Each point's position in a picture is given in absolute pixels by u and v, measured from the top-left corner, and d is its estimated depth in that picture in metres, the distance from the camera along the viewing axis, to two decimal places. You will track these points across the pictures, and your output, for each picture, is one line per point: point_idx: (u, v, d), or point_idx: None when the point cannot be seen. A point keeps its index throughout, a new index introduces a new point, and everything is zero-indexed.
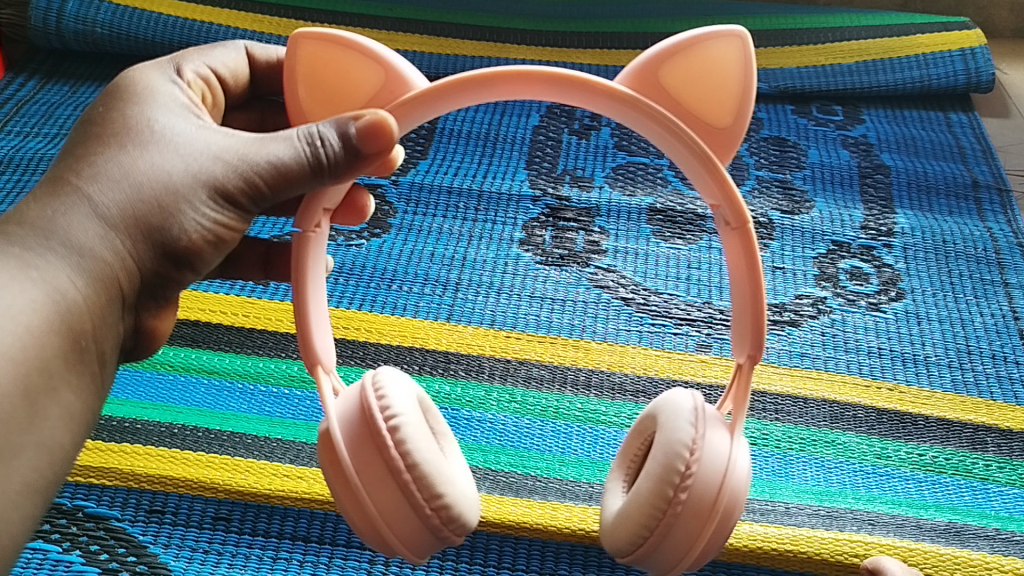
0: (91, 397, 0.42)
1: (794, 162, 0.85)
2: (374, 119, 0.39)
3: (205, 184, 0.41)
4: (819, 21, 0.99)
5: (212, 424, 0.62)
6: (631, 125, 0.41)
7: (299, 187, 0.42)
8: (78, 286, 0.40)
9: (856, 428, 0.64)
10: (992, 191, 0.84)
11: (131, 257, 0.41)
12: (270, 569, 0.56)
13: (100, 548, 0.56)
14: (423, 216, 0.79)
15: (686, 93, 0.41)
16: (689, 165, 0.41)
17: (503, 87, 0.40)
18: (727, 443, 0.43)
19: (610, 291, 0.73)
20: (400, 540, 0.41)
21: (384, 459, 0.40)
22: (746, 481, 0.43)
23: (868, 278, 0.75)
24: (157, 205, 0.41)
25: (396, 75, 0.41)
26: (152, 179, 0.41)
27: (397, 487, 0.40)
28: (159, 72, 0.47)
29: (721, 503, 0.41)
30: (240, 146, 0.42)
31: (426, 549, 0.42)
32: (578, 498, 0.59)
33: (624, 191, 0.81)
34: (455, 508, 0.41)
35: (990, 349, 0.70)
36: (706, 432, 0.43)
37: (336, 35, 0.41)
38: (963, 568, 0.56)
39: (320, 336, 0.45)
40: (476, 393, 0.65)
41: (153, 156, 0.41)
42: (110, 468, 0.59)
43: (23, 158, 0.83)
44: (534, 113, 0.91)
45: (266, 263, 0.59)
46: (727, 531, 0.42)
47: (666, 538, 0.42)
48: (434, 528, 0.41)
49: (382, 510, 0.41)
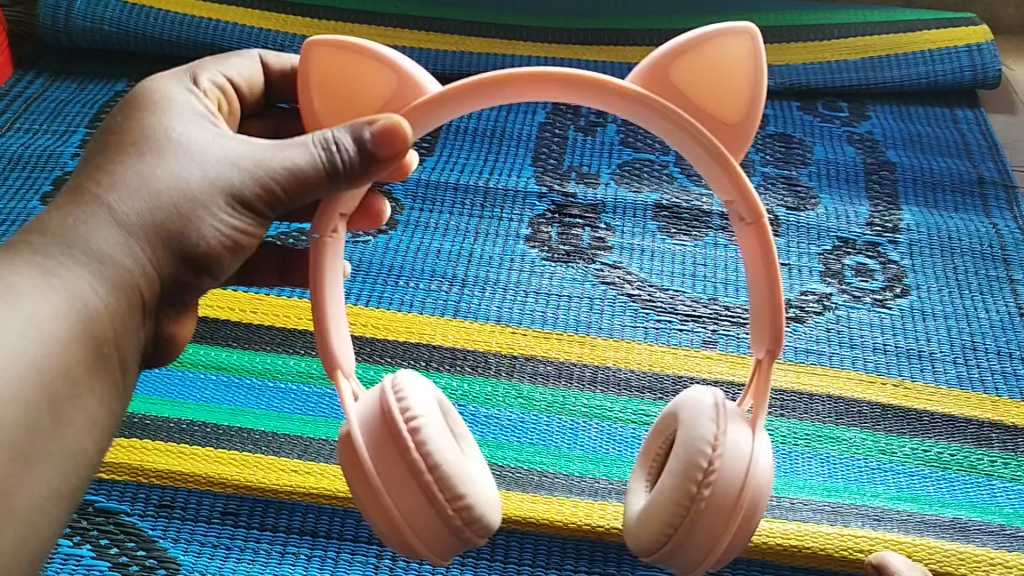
0: (112, 402, 0.42)
1: (800, 159, 0.85)
2: (387, 123, 0.39)
3: (223, 191, 0.42)
4: (825, 17, 0.99)
5: (221, 419, 0.63)
6: (645, 125, 0.41)
7: (315, 193, 0.42)
8: (99, 294, 0.40)
9: (861, 423, 0.64)
10: (999, 187, 0.84)
11: (151, 264, 0.42)
12: (278, 563, 0.56)
13: (111, 543, 0.56)
14: (429, 213, 0.79)
15: (696, 91, 0.41)
16: (707, 165, 0.41)
17: (516, 90, 0.39)
18: (749, 440, 0.43)
19: (616, 287, 0.73)
20: (423, 543, 0.42)
21: (406, 461, 0.40)
22: (768, 478, 0.43)
23: (873, 275, 0.75)
24: (175, 212, 0.41)
25: (407, 79, 0.41)
26: (171, 186, 0.41)
27: (419, 488, 0.41)
28: (176, 80, 0.47)
29: (744, 500, 0.41)
30: (256, 153, 0.42)
31: (449, 551, 0.43)
32: (584, 493, 0.60)
33: (630, 188, 0.82)
34: (479, 508, 0.42)
35: (995, 346, 0.70)
36: (727, 428, 0.43)
37: (347, 41, 0.41)
38: (968, 564, 0.56)
39: (340, 340, 0.45)
40: (482, 388, 0.66)
41: (171, 164, 0.42)
42: (119, 463, 0.59)
43: (32, 156, 0.83)
44: (540, 109, 0.91)
45: (282, 269, 0.59)
46: (752, 526, 0.42)
47: (691, 535, 0.42)
48: (458, 531, 0.41)
49: (405, 512, 0.41)
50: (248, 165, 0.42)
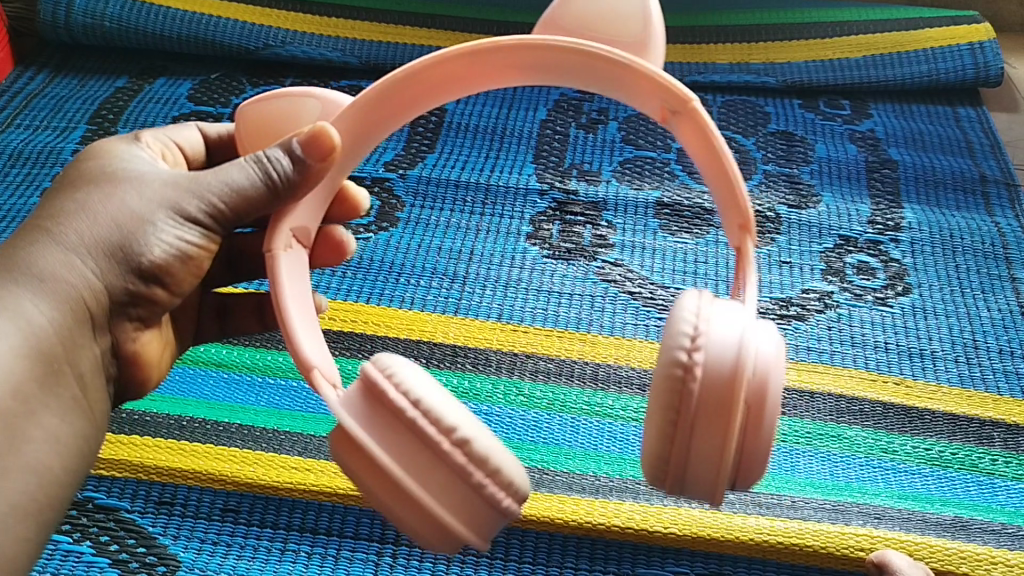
0: (74, 419, 0.43)
1: (801, 156, 0.85)
2: (315, 130, 0.43)
3: (168, 209, 0.43)
4: (827, 15, 0.99)
5: (221, 416, 0.63)
6: (562, 66, 0.44)
7: (260, 208, 0.44)
8: (43, 311, 0.41)
9: (862, 422, 0.64)
10: (1001, 185, 0.83)
11: (98, 281, 0.42)
12: (278, 561, 0.56)
13: (110, 539, 0.56)
14: (430, 209, 0.79)
15: (591, 25, 0.46)
16: (624, 80, 0.44)
17: (431, 77, 0.44)
18: (736, 312, 0.40)
19: (616, 285, 0.73)
20: (457, 522, 0.37)
21: (389, 405, 0.38)
22: (771, 353, 0.39)
23: (874, 273, 0.75)
24: (120, 230, 0.42)
25: (333, 104, 0.46)
26: (113, 210, 0.43)
27: (407, 431, 0.37)
28: (115, 137, 0.49)
29: (745, 373, 0.38)
30: (196, 174, 0.44)
31: (491, 531, 0.38)
32: (585, 491, 0.59)
33: (632, 185, 0.82)
34: (481, 443, 0.37)
35: (997, 344, 0.70)
36: (711, 308, 0.40)
37: (266, 93, 0.47)
38: (969, 562, 0.56)
39: (311, 347, 0.42)
40: (483, 386, 0.66)
41: (113, 192, 0.43)
42: (119, 460, 0.59)
43: (32, 152, 0.83)
44: (541, 106, 0.91)
45: (260, 313, 0.59)
46: (763, 393, 0.39)
47: (698, 414, 0.38)
48: (466, 476, 0.37)
49: (399, 460, 0.37)
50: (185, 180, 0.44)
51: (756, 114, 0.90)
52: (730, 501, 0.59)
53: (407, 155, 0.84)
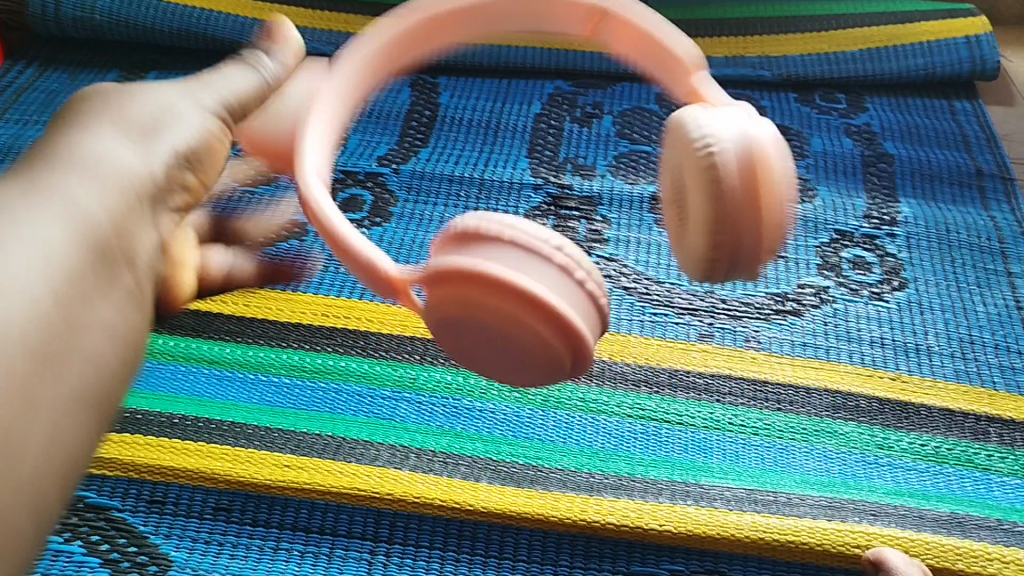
0: (130, 315, 0.35)
1: (797, 150, 0.85)
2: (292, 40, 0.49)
3: (195, 109, 0.41)
4: (822, 8, 0.99)
5: (213, 414, 0.62)
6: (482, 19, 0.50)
7: (252, 121, 0.45)
8: (100, 200, 0.34)
9: (858, 418, 0.64)
10: (997, 179, 0.83)
11: (149, 170, 0.37)
12: (270, 560, 0.56)
13: (101, 538, 0.56)
14: (424, 204, 0.79)
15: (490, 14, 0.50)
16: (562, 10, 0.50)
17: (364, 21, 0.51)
18: (738, 112, 0.42)
19: (611, 281, 0.73)
20: (583, 323, 0.37)
21: (480, 241, 0.37)
22: (783, 145, 0.41)
23: (870, 268, 0.74)
24: (158, 120, 0.39)
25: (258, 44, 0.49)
26: (140, 106, 0.39)
27: (502, 259, 0.37)
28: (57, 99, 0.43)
29: (762, 148, 0.40)
30: (201, 84, 0.43)
31: (598, 337, 0.39)
32: (579, 489, 0.59)
33: (626, 180, 0.81)
34: (572, 248, 0.38)
35: (993, 339, 0.70)
36: (721, 115, 0.42)
37: None
38: (966, 559, 0.55)
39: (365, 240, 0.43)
40: (477, 383, 0.65)
41: (130, 93, 0.40)
42: (110, 458, 0.59)
43: (22, 147, 0.82)
44: (535, 100, 0.90)
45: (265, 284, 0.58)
46: (788, 171, 0.41)
47: (739, 202, 0.40)
48: (571, 273, 0.37)
49: (508, 289, 0.36)
50: (192, 82, 0.43)
51: (752, 108, 0.89)
52: (724, 498, 0.58)
53: (400, 150, 0.84)
